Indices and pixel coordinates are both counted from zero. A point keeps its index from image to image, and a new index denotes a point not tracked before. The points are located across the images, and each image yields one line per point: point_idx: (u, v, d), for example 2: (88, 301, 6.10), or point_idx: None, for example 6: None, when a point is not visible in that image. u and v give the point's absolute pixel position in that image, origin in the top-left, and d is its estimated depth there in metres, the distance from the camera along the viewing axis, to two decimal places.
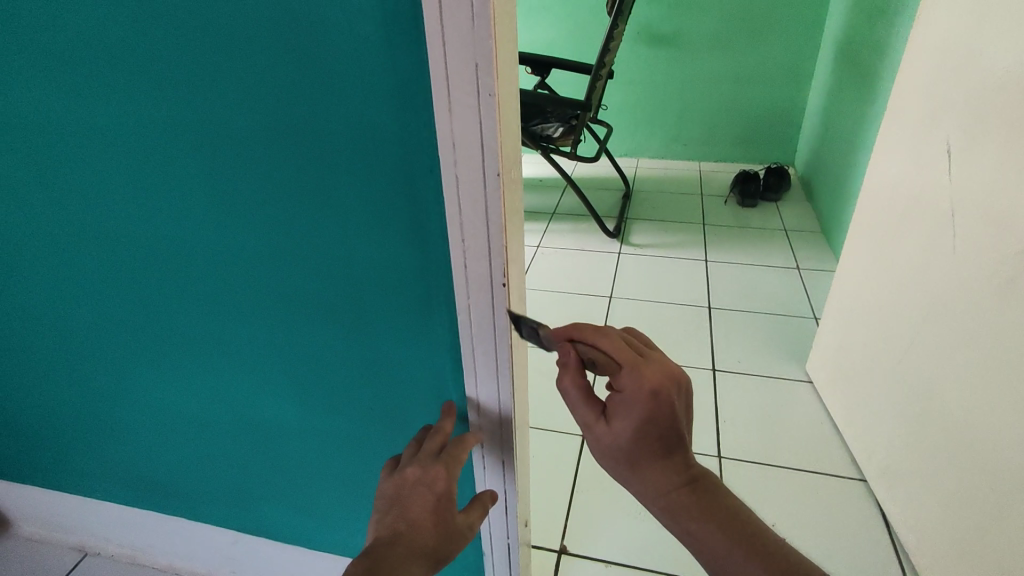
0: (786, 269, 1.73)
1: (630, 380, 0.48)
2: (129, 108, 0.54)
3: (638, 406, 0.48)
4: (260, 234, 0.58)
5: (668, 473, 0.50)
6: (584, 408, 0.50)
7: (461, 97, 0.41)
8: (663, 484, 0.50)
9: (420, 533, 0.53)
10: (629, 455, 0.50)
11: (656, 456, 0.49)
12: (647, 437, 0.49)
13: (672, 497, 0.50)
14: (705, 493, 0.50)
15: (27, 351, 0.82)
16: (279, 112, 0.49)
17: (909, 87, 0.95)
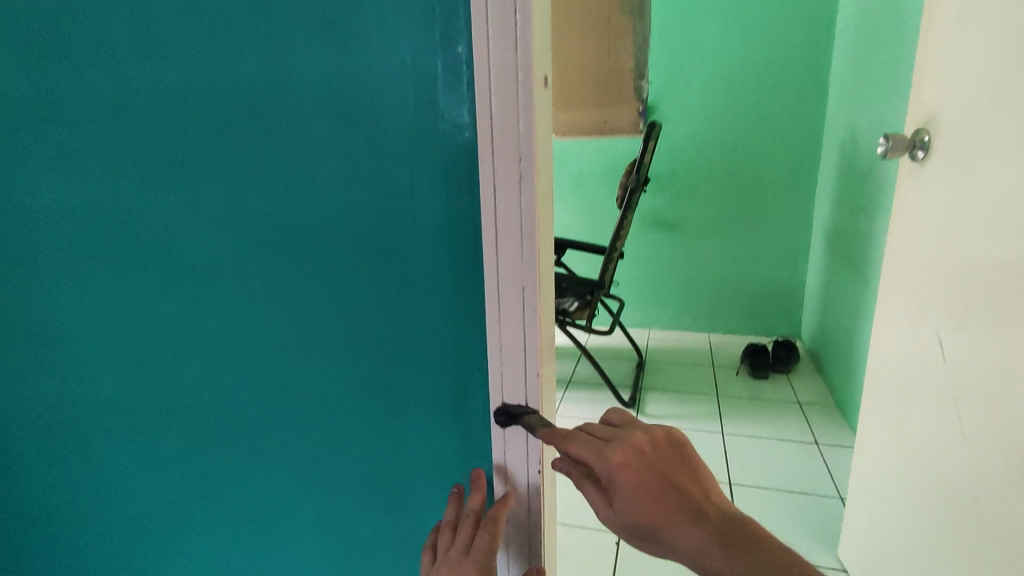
0: (805, 445, 1.73)
1: (602, 465, 0.45)
2: (216, 307, 0.63)
3: (624, 483, 0.45)
4: (309, 417, 0.64)
5: (697, 540, 0.44)
6: (589, 499, 0.47)
7: (510, 312, 0.50)
8: (694, 552, 0.44)
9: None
10: (646, 531, 0.45)
11: (673, 526, 0.44)
12: (650, 510, 0.44)
13: (710, 565, 0.44)
14: (746, 549, 0.44)
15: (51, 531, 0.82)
16: (350, 315, 0.58)
17: (897, 283, 1.06)
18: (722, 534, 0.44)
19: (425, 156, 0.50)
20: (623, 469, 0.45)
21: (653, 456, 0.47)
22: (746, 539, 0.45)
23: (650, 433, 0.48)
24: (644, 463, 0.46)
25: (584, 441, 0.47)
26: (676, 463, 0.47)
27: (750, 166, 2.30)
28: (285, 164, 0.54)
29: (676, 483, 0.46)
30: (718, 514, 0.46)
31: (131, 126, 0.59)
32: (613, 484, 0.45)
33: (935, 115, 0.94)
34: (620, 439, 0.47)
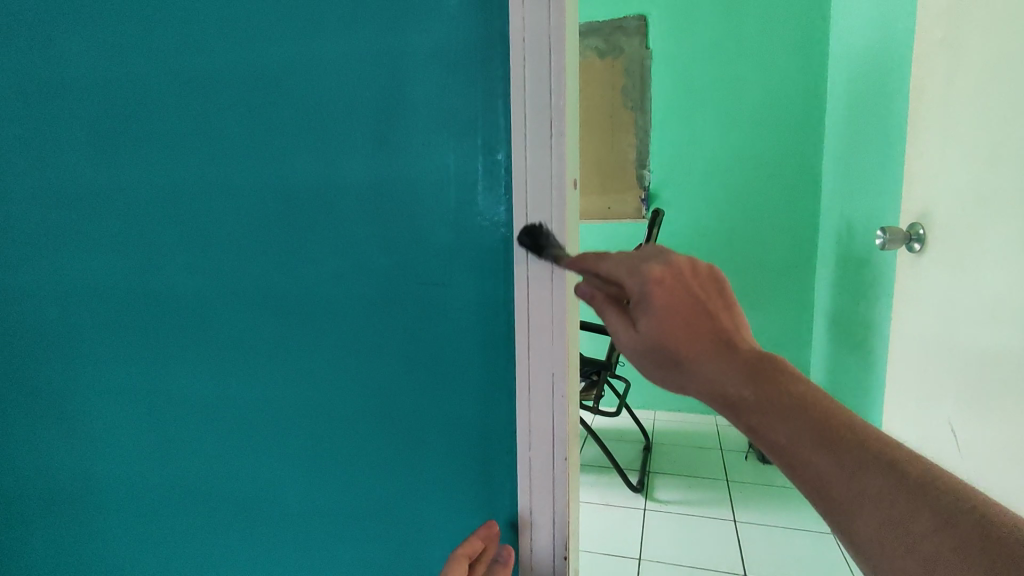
0: (820, 534, 1.68)
1: (632, 278, 0.43)
2: (251, 387, 0.65)
3: (653, 298, 0.41)
4: (333, 497, 0.64)
5: (721, 365, 0.40)
6: (611, 322, 0.44)
7: (540, 397, 0.53)
8: (716, 378, 0.40)
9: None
10: (668, 353, 0.41)
11: (695, 350, 0.40)
12: (674, 329, 0.41)
13: (729, 395, 0.39)
14: (777, 382, 0.39)
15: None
16: (383, 396, 0.59)
17: (904, 370, 1.08)
18: (755, 364, 0.40)
19: (462, 249, 0.54)
20: (653, 283, 0.42)
21: (693, 283, 0.43)
22: (779, 373, 0.39)
23: (693, 262, 0.44)
24: (680, 287, 0.42)
25: (617, 259, 0.45)
26: (711, 294, 0.43)
27: (751, 251, 2.38)
28: (330, 253, 0.58)
29: (708, 309, 0.42)
30: (753, 350, 0.41)
31: (186, 217, 0.64)
32: (639, 300, 0.42)
33: (929, 211, 1.00)
34: (658, 258, 0.44)
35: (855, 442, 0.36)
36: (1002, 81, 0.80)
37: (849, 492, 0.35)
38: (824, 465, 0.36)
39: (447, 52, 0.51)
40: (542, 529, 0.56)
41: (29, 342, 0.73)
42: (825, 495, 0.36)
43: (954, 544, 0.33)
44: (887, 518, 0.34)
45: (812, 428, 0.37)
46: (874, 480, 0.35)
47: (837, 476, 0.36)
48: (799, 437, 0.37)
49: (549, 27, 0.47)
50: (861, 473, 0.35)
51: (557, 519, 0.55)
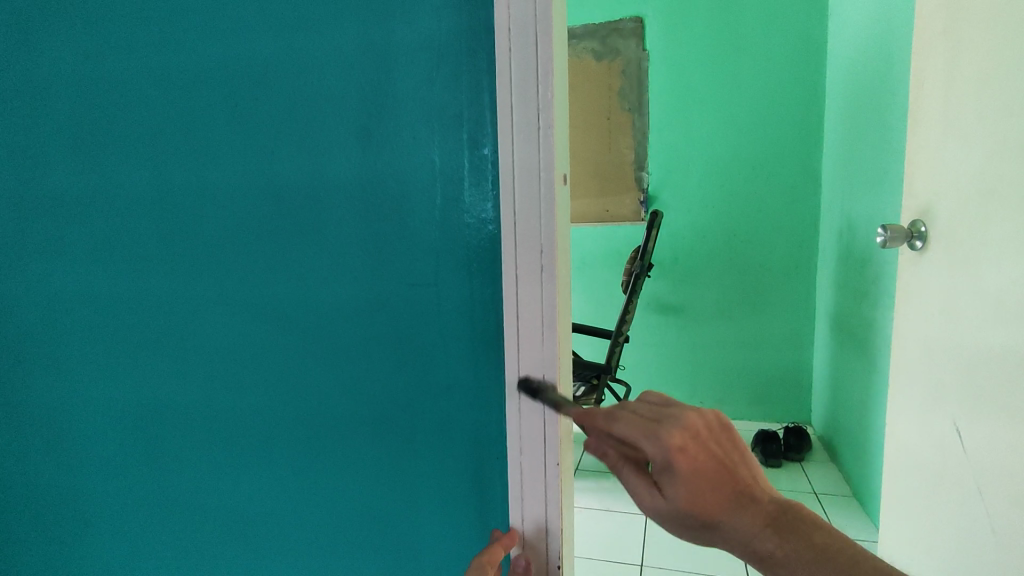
0: None
1: (653, 448, 0.39)
2: (237, 392, 0.63)
3: (681, 470, 0.38)
4: (321, 505, 0.62)
5: (748, 525, 0.40)
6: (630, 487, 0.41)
7: (530, 400, 0.51)
8: (745, 537, 0.40)
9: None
10: (699, 519, 0.40)
11: (724, 512, 0.40)
12: (708, 501, 0.39)
13: (758, 550, 0.40)
14: (796, 535, 0.41)
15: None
16: (371, 400, 0.58)
17: (907, 370, 1.06)
18: (774, 518, 0.41)
19: (450, 247, 0.52)
20: (682, 457, 0.39)
21: (709, 439, 0.40)
22: (793, 520, 0.41)
23: (701, 412, 0.41)
24: (700, 445, 0.40)
25: (633, 422, 0.40)
26: (728, 442, 0.41)
27: (750, 252, 2.36)
28: (315, 253, 0.57)
29: (729, 466, 0.41)
30: (767, 495, 0.42)
31: (168, 220, 0.62)
32: (667, 472, 0.39)
33: (930, 207, 0.98)
34: (670, 419, 0.40)
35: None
36: (1002, 74, 0.78)
37: None
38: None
39: (431, 44, 0.49)
40: (535, 539, 0.54)
41: (10, 348, 0.72)
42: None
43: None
44: None
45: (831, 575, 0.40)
46: None
47: None
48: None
49: (536, 16, 0.45)
50: None
51: (550, 526, 0.53)
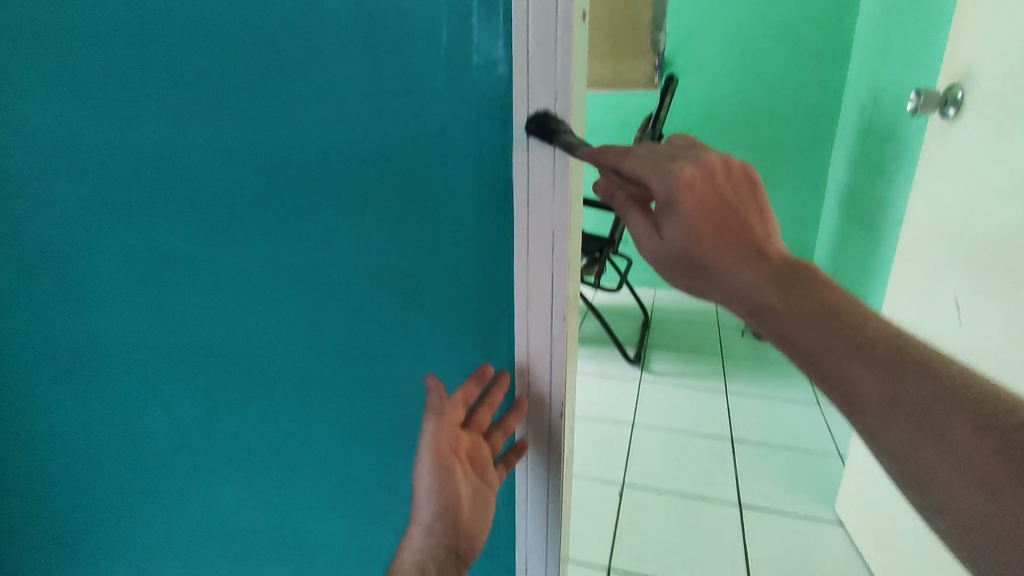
0: (807, 405, 1.77)
1: (657, 180, 0.40)
2: (242, 248, 0.62)
3: (680, 201, 0.39)
4: (332, 360, 0.65)
5: (749, 271, 0.39)
6: (636, 229, 0.43)
7: (538, 259, 0.50)
8: (745, 284, 0.39)
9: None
10: (693, 259, 0.40)
11: (722, 252, 0.39)
12: (705, 233, 0.39)
13: (759, 300, 0.38)
14: (811, 288, 0.38)
15: (75, 470, 0.84)
16: (377, 258, 0.57)
17: (913, 247, 1.06)
18: (784, 271, 0.38)
19: (455, 96, 0.48)
20: (683, 184, 0.39)
21: (723, 186, 0.41)
22: (811, 279, 0.38)
23: (725, 160, 0.42)
24: (708, 185, 0.40)
25: (644, 160, 0.41)
26: (744, 196, 0.41)
27: (766, 126, 2.26)
28: (312, 101, 0.53)
29: (741, 214, 0.40)
30: (785, 256, 0.40)
31: (152, 63, 0.58)
32: (669, 202, 0.40)
33: (971, 71, 0.91)
34: (685, 160, 0.41)
35: (890, 353, 0.34)
36: None
37: (880, 401, 0.34)
38: (856, 373, 0.34)
39: None
40: (539, 388, 0.56)
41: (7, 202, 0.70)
42: (852, 403, 0.35)
43: (990, 447, 0.31)
44: (910, 427, 0.33)
45: (838, 334, 0.36)
46: (905, 389, 0.33)
47: (866, 380, 0.34)
48: (829, 345, 0.36)
49: None
50: (890, 374, 0.34)
51: (555, 376, 0.55)
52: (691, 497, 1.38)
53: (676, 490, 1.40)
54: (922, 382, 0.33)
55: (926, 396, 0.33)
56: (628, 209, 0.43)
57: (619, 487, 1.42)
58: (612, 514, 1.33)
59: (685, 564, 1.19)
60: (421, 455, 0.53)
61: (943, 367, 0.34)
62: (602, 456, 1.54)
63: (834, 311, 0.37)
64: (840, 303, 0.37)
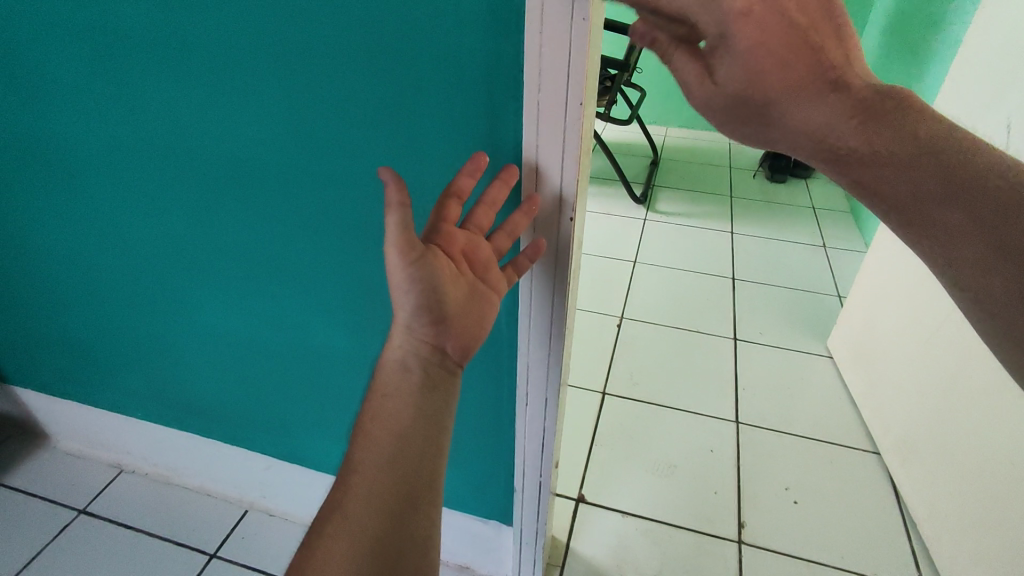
0: (812, 246, 1.75)
1: (715, 17, 0.34)
2: (203, 22, 0.53)
3: (746, 40, 0.34)
4: (321, 162, 0.59)
5: (824, 113, 0.37)
6: (679, 74, 0.38)
7: (554, 27, 0.42)
8: (821, 128, 0.38)
9: (358, 465, 0.43)
10: (762, 108, 0.37)
11: (796, 98, 0.37)
12: (775, 78, 0.36)
13: (833, 143, 0.38)
14: (883, 121, 0.38)
15: (78, 273, 0.85)
16: (362, 32, 0.48)
17: (971, 62, 0.93)
18: (862, 106, 0.38)
19: None
20: (740, 18, 0.34)
21: (793, 5, 0.35)
22: (886, 106, 0.38)
23: None
24: (777, 11, 0.34)
25: None
26: (814, 6, 0.36)
27: None
28: None
29: (814, 38, 0.36)
30: (861, 81, 0.38)
31: None
32: (723, 38, 0.35)
33: None
34: None
35: (954, 178, 0.38)
36: None
37: (940, 231, 0.39)
38: (924, 205, 0.39)
39: None
40: (550, 190, 0.51)
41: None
42: (914, 230, 0.40)
43: (998, 259, 0.38)
44: (969, 242, 0.39)
45: (907, 171, 0.39)
46: (959, 217, 0.38)
47: (935, 213, 0.39)
48: (899, 183, 0.39)
49: None
50: (953, 202, 0.39)
51: (569, 175, 0.49)
52: (687, 328, 1.40)
53: (674, 322, 1.43)
54: (978, 203, 0.38)
55: (958, 219, 0.38)
56: (672, 51, 0.37)
57: (617, 318, 1.44)
58: (610, 342, 1.36)
59: (676, 387, 1.24)
60: (392, 258, 0.45)
61: (983, 182, 0.38)
62: (603, 290, 1.54)
63: (902, 141, 0.38)
64: (909, 127, 0.39)
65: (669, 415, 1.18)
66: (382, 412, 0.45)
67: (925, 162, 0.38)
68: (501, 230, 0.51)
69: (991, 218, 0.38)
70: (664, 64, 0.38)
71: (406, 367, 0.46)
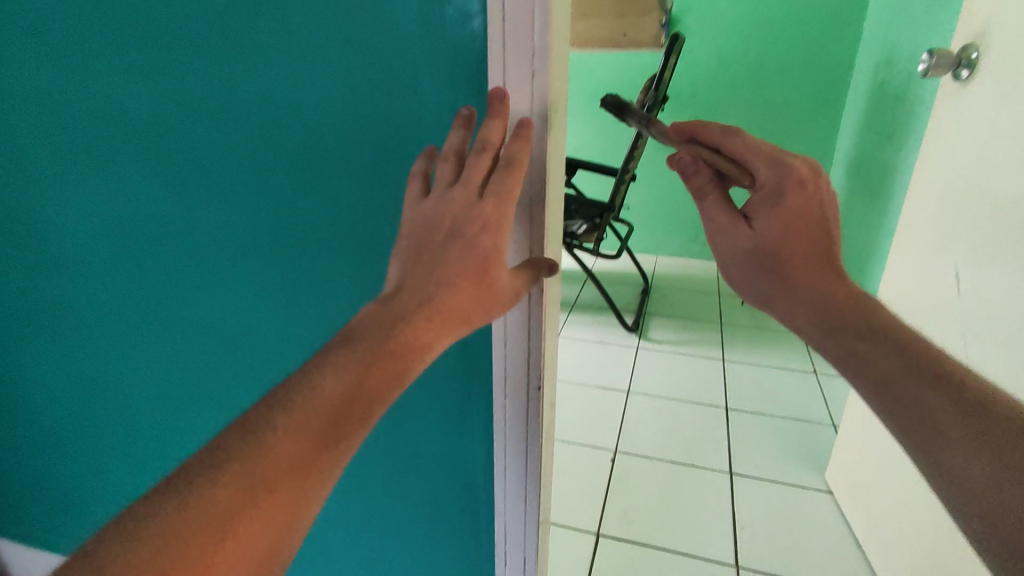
0: (803, 373, 1.77)
1: (766, 175, 0.51)
2: (223, 209, 0.62)
3: (785, 199, 0.51)
4: (315, 325, 0.65)
5: (821, 276, 0.51)
6: (718, 216, 0.54)
7: (516, 223, 0.51)
8: (817, 285, 0.51)
9: (285, 444, 0.36)
10: (778, 254, 0.52)
11: (804, 257, 0.51)
12: (796, 233, 0.51)
13: (826, 298, 0.51)
14: (865, 301, 0.51)
15: (84, 419, 0.89)
16: (358, 218, 0.57)
17: (916, 215, 1.03)
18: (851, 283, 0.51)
19: (428, 47, 0.47)
20: (793, 184, 0.50)
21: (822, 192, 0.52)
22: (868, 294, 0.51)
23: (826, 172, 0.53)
24: (812, 192, 0.51)
25: (756, 152, 0.51)
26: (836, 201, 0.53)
27: (775, 89, 2.19)
28: (288, 53, 0.52)
29: (831, 225, 0.52)
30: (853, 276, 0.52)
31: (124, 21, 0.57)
32: (767, 194, 0.51)
33: (987, 30, 0.86)
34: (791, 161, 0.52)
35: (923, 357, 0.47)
36: None
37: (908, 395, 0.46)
38: (895, 370, 0.47)
39: None
40: (518, 362, 0.56)
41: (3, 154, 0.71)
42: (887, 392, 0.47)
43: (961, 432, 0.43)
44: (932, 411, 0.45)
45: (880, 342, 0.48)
46: (926, 388, 0.45)
47: (907, 377, 0.46)
48: (875, 347, 0.48)
49: None
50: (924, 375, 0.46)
51: (534, 345, 0.55)
52: (683, 463, 1.39)
53: (669, 456, 1.42)
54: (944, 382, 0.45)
55: (926, 389, 0.45)
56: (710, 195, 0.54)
57: (611, 452, 1.43)
58: (604, 477, 1.35)
59: (672, 527, 1.21)
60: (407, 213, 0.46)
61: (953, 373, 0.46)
62: (597, 421, 1.55)
63: (884, 323, 0.49)
64: (887, 316, 0.50)
65: (666, 560, 1.13)
66: (291, 413, 0.37)
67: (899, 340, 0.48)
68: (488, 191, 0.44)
69: (958, 396, 0.44)
70: (699, 202, 0.55)
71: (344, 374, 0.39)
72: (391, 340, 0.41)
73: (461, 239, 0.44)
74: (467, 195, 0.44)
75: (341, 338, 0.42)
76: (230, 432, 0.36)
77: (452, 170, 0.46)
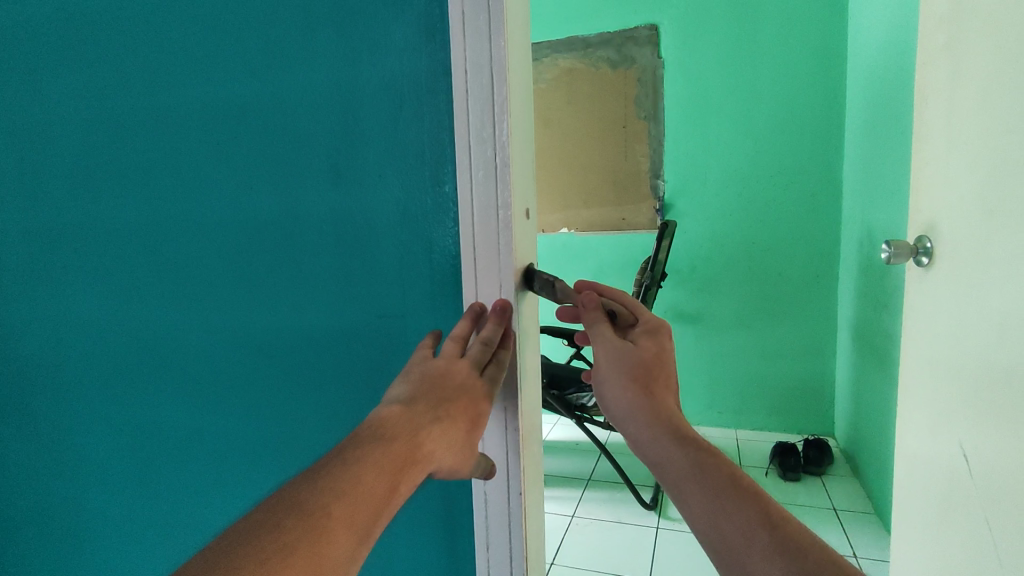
0: (841, 555, 1.64)
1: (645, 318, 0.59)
2: (230, 413, 0.68)
3: (661, 340, 0.57)
4: None
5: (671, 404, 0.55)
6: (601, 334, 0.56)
7: (492, 428, 0.55)
8: (671, 412, 0.53)
9: (335, 543, 0.39)
10: (648, 377, 0.54)
11: (663, 384, 0.55)
12: (663, 367, 0.56)
13: (676, 426, 0.52)
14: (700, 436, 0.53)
15: None
16: (351, 421, 0.62)
17: (913, 390, 1.03)
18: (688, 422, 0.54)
19: (414, 277, 0.56)
20: (662, 334, 0.58)
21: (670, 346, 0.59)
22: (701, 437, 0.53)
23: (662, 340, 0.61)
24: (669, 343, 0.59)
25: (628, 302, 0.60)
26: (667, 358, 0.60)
27: (768, 261, 2.31)
28: (297, 280, 0.61)
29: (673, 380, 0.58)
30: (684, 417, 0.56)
31: (162, 254, 0.67)
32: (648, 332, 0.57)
33: (936, 224, 0.95)
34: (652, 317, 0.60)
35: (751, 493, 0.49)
36: (1005, 87, 0.75)
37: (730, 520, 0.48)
38: (726, 501, 0.48)
39: (394, 92, 0.53)
40: (503, 568, 0.56)
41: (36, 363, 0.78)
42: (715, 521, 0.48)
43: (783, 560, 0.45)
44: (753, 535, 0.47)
45: (714, 471, 0.50)
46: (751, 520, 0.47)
47: (738, 512, 0.48)
48: (712, 478, 0.49)
49: (489, 58, 0.48)
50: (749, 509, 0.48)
51: (518, 551, 0.55)
52: None
53: None
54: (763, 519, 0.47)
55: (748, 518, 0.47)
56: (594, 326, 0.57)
57: None
58: None
59: None
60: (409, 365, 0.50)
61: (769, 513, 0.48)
62: None
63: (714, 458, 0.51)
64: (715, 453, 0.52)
65: None
66: (296, 524, 0.38)
67: (729, 473, 0.50)
68: (486, 371, 0.51)
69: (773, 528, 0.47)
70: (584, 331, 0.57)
71: (341, 490, 0.41)
72: (416, 451, 0.45)
73: (466, 394, 0.48)
74: (474, 365, 0.49)
75: (364, 437, 0.44)
76: (275, 531, 0.38)
77: (458, 349, 0.50)
